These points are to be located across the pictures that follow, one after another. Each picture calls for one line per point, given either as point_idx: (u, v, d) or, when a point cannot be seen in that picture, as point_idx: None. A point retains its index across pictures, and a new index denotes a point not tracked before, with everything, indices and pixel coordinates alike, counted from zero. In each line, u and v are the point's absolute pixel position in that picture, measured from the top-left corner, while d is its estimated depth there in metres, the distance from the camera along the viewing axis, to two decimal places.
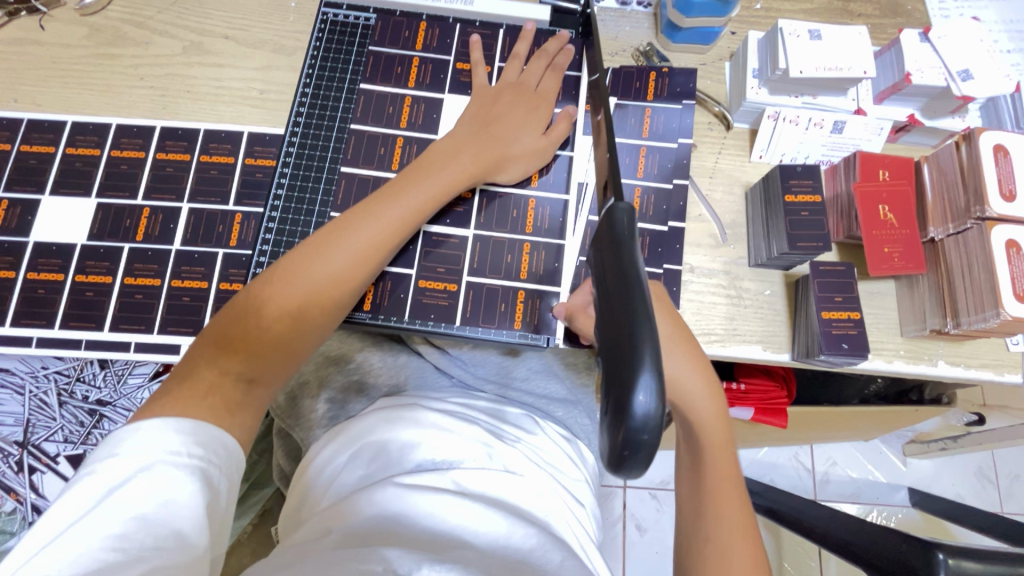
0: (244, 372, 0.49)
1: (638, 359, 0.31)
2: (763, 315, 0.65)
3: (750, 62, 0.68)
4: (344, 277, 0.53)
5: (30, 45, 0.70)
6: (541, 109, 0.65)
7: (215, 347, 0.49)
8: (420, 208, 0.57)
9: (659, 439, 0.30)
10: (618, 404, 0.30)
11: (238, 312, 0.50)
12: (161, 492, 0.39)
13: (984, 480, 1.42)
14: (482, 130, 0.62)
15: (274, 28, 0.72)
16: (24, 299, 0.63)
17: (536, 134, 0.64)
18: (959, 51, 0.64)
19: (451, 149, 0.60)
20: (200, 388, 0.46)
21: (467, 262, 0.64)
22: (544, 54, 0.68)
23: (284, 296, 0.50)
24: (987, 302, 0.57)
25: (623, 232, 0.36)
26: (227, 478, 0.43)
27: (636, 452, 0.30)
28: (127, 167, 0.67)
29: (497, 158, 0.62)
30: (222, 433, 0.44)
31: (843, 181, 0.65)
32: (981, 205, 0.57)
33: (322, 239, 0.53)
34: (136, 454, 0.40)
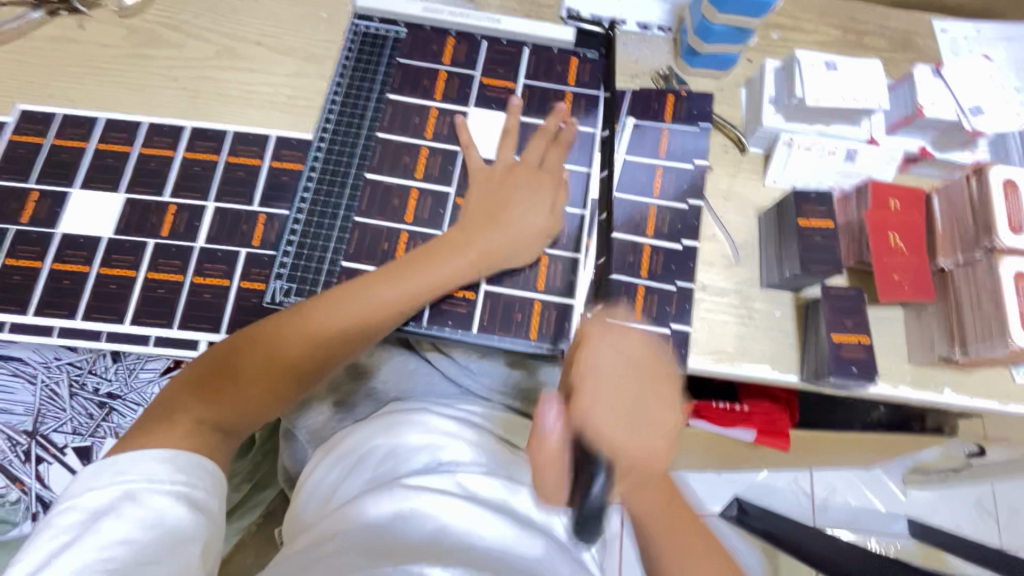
0: (212, 419, 0.53)
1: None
2: (773, 336, 0.66)
3: (766, 89, 0.70)
4: (320, 351, 0.56)
5: (68, 43, 0.72)
6: (548, 184, 0.67)
7: (199, 383, 0.54)
8: (403, 298, 0.59)
9: (600, 512, 0.43)
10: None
11: (226, 351, 0.55)
12: (145, 516, 0.44)
13: (983, 512, 1.41)
14: (489, 215, 0.64)
15: (305, 37, 0.74)
16: (48, 289, 0.64)
17: (542, 218, 0.65)
18: (971, 88, 0.66)
19: (457, 241, 0.62)
20: (176, 425, 0.51)
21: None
22: (547, 131, 0.69)
23: (266, 358, 0.55)
24: (994, 331, 0.58)
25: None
26: (213, 496, 0.49)
27: (590, 523, 0.44)
28: (156, 165, 0.69)
29: (496, 253, 0.63)
30: (200, 459, 0.50)
31: (855, 209, 0.66)
32: (989, 236, 0.59)
33: (316, 309, 0.56)
34: (119, 481, 0.46)
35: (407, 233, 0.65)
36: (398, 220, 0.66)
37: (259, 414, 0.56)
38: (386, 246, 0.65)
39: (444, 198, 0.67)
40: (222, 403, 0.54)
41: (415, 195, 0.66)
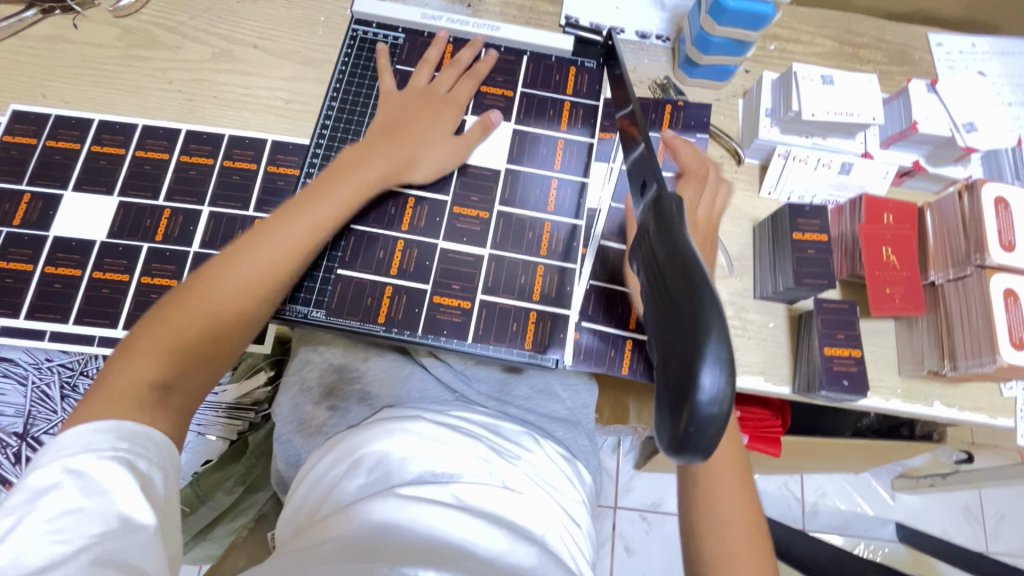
0: (159, 378, 0.46)
1: (707, 326, 0.25)
2: (766, 347, 0.67)
3: (764, 101, 0.71)
4: (262, 274, 0.53)
5: (62, 43, 0.72)
6: (451, 108, 0.68)
7: (125, 353, 0.47)
8: (326, 214, 0.57)
9: (730, 416, 0.25)
10: (684, 372, 0.25)
11: (144, 321, 0.49)
12: (92, 488, 0.39)
13: (970, 518, 1.43)
14: (392, 139, 0.63)
15: (302, 40, 0.74)
16: (40, 293, 0.63)
17: (447, 135, 0.66)
18: (964, 105, 0.67)
19: (357, 156, 0.62)
20: (112, 394, 0.44)
21: (482, 280, 0.65)
22: (459, 64, 0.70)
23: (200, 300, 0.50)
24: (985, 348, 0.58)
25: (672, 211, 0.31)
26: (163, 463, 0.43)
27: (703, 432, 0.25)
28: (150, 168, 0.68)
29: (405, 159, 0.64)
30: (145, 426, 0.43)
31: (848, 221, 0.67)
32: (981, 253, 0.59)
33: (240, 244, 0.53)
34: (63, 456, 0.40)
35: (404, 240, 0.65)
36: (394, 228, 0.66)
37: (208, 368, 0.49)
38: (382, 255, 0.65)
39: (441, 207, 0.67)
40: (159, 356, 0.47)
41: (412, 203, 0.66)
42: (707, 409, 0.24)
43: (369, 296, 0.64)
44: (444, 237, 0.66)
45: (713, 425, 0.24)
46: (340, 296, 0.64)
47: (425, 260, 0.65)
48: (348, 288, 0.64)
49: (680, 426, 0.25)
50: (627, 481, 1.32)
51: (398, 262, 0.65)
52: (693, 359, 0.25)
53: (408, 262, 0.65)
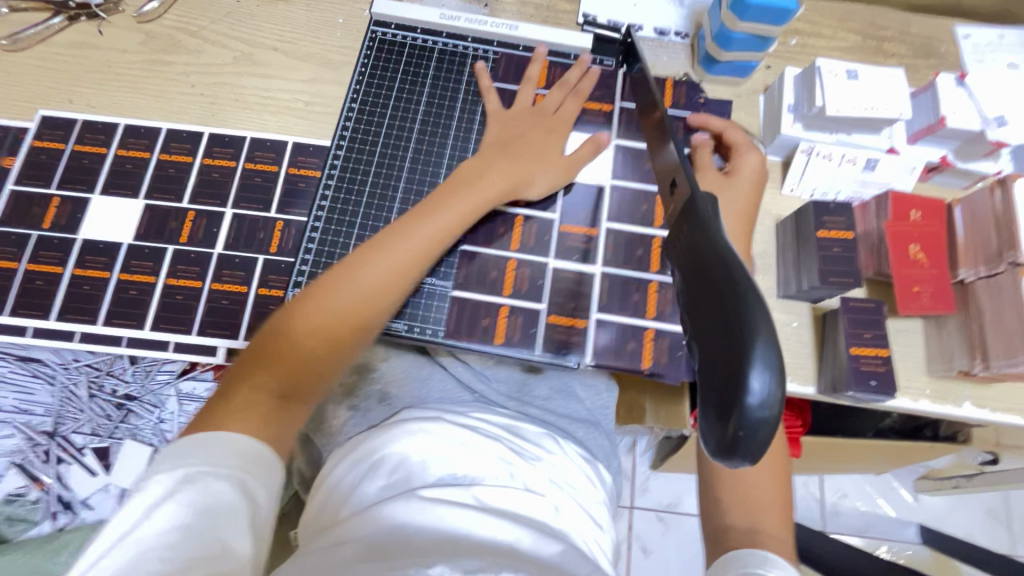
0: (281, 388, 0.50)
1: (751, 325, 0.24)
2: (789, 346, 0.66)
3: (786, 97, 0.70)
4: (378, 295, 0.54)
5: (88, 49, 0.73)
6: (558, 130, 0.66)
7: (259, 360, 0.51)
8: (434, 238, 0.57)
9: (780, 420, 0.24)
10: (732, 373, 0.24)
11: (276, 329, 0.52)
12: (200, 500, 0.41)
13: (995, 521, 1.40)
14: (510, 154, 0.62)
15: (322, 42, 0.74)
16: (69, 294, 0.65)
17: (559, 156, 0.64)
18: (994, 98, 0.65)
19: (477, 170, 0.61)
20: (237, 402, 0.48)
21: (596, 298, 0.63)
22: (565, 84, 0.69)
23: (320, 320, 0.52)
24: (1018, 347, 0.57)
25: (706, 210, 0.31)
26: (266, 488, 0.45)
27: (753, 436, 0.24)
28: (174, 171, 0.69)
29: (522, 175, 0.62)
30: (260, 445, 0.46)
31: (874, 219, 0.66)
32: (1013, 250, 0.58)
33: (359, 259, 0.55)
34: (180, 467, 0.42)
35: (516, 261, 0.63)
36: (505, 247, 0.64)
37: (318, 377, 0.52)
38: (495, 275, 0.63)
39: (551, 224, 0.64)
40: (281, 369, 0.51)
41: (521, 222, 0.64)
42: (756, 410, 0.23)
43: (485, 317, 0.62)
44: (556, 256, 0.64)
45: (761, 429, 0.24)
46: (456, 319, 0.62)
47: (537, 279, 0.63)
48: (464, 309, 0.62)
49: (728, 431, 0.24)
50: (644, 481, 1.31)
51: (512, 282, 0.63)
52: (737, 359, 0.24)
53: (522, 282, 0.63)
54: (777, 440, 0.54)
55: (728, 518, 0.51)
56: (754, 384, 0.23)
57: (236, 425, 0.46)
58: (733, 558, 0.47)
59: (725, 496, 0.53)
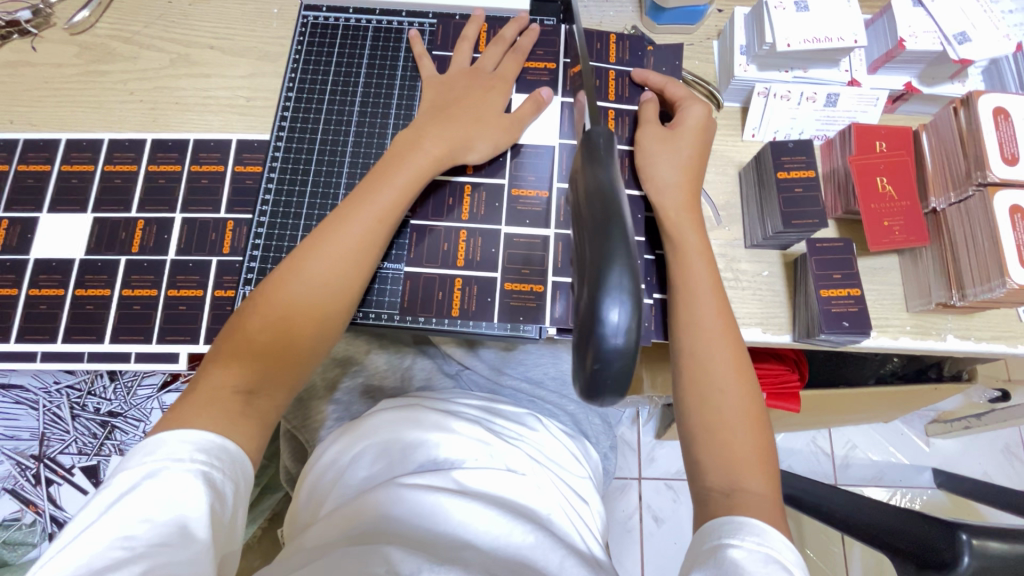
0: (243, 383, 0.49)
1: (608, 272, 0.32)
2: (761, 296, 0.64)
3: (737, 39, 0.67)
4: (332, 277, 0.53)
5: (23, 67, 0.72)
6: (497, 88, 0.63)
7: (220, 354, 0.50)
8: (384, 216, 0.55)
9: (633, 350, 0.32)
10: (595, 316, 0.32)
11: (235, 324, 0.52)
12: (162, 496, 0.41)
13: (1012, 457, 1.38)
14: (446, 117, 0.60)
15: (258, 35, 0.73)
16: (27, 315, 0.64)
17: (498, 114, 0.62)
18: (954, 14, 0.62)
19: (412, 139, 0.58)
20: (201, 398, 0.47)
21: (551, 262, 0.61)
22: (502, 40, 0.66)
23: (272, 309, 0.51)
24: (993, 271, 0.54)
25: (598, 151, 0.37)
26: (234, 481, 0.45)
27: (608, 367, 0.32)
28: (120, 181, 0.68)
29: (461, 139, 0.59)
30: (224, 439, 0.46)
31: (839, 155, 0.63)
32: (982, 170, 0.55)
33: (308, 244, 0.54)
34: (145, 462, 0.42)
35: (467, 231, 0.62)
36: (454, 219, 0.62)
37: (282, 370, 0.51)
38: (446, 247, 0.62)
39: (500, 190, 0.63)
40: (244, 363, 0.50)
41: (469, 191, 0.63)
42: (610, 347, 0.32)
43: (440, 291, 0.61)
44: (508, 222, 0.62)
45: (613, 364, 0.32)
46: (411, 296, 0.60)
47: (490, 248, 0.62)
48: (417, 285, 0.61)
49: (589, 366, 0.33)
50: (650, 451, 1.30)
51: (464, 253, 0.61)
52: (600, 304, 0.32)
53: (474, 252, 0.61)
54: (752, 389, 0.52)
55: (709, 479, 0.49)
56: (609, 319, 0.32)
57: (200, 420, 0.46)
58: (710, 526, 0.46)
59: (704, 458, 0.50)
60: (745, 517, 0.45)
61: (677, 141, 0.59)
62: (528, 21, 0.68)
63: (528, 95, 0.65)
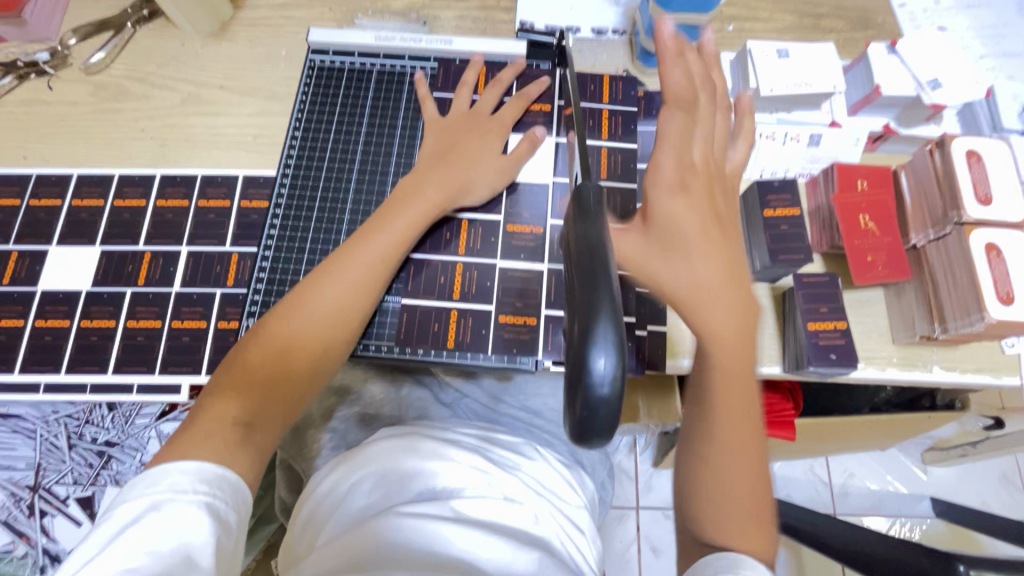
0: (244, 415, 0.50)
1: (596, 324, 0.34)
2: (752, 328, 0.65)
3: (723, 82, 0.70)
4: (335, 311, 0.55)
5: (39, 105, 0.74)
6: (495, 131, 0.66)
7: (221, 385, 0.51)
8: (388, 252, 0.58)
9: (619, 398, 0.34)
10: (581, 363, 0.34)
11: (239, 356, 0.53)
12: (164, 525, 0.42)
13: (1010, 486, 1.37)
14: (444, 161, 0.63)
15: (267, 76, 0.76)
16: (32, 346, 0.65)
17: (495, 156, 0.65)
18: (927, 61, 0.66)
19: (415, 181, 0.61)
20: (201, 430, 0.48)
21: (545, 295, 0.63)
22: (499, 84, 0.69)
23: (276, 341, 0.53)
24: (971, 306, 0.56)
25: (587, 207, 0.38)
26: (235, 510, 0.46)
27: (596, 413, 0.34)
28: (129, 215, 0.70)
29: (461, 181, 0.62)
30: (224, 469, 0.46)
31: (823, 193, 0.66)
32: (957, 209, 0.58)
33: (314, 278, 0.56)
34: (148, 493, 0.43)
35: (463, 264, 0.64)
36: (452, 253, 0.64)
37: (283, 401, 0.52)
38: (443, 280, 0.63)
39: (496, 226, 0.65)
40: (245, 394, 0.51)
41: (465, 227, 0.65)
42: (598, 395, 0.33)
43: (435, 323, 0.62)
44: (502, 256, 0.64)
45: (600, 409, 0.34)
46: (407, 327, 0.62)
47: (485, 281, 0.64)
48: (413, 317, 0.62)
49: (577, 411, 0.34)
50: (647, 481, 1.29)
51: (459, 285, 0.63)
52: (585, 353, 0.34)
53: (469, 285, 0.63)
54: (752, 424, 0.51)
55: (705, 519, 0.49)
56: (597, 369, 0.33)
57: (199, 451, 0.46)
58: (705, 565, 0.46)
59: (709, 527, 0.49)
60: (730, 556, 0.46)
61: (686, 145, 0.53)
62: (524, 67, 0.72)
63: (524, 134, 0.68)
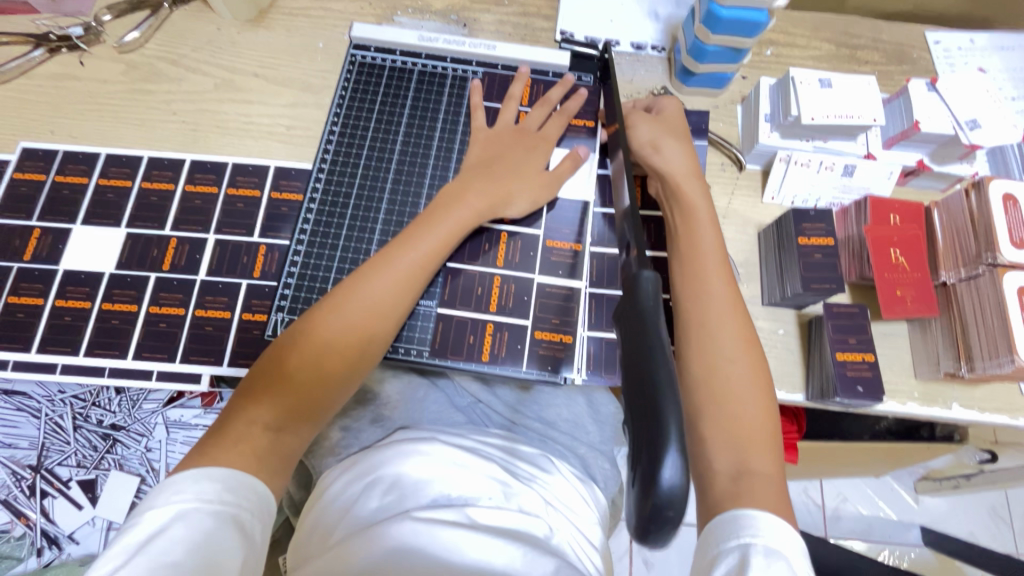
0: (274, 420, 0.50)
1: (662, 413, 0.28)
2: (776, 354, 0.66)
3: (762, 107, 0.70)
4: (368, 320, 0.54)
5: (69, 81, 0.73)
6: (542, 149, 0.67)
7: (253, 388, 0.51)
8: (423, 261, 0.57)
9: (685, 516, 0.27)
10: (642, 477, 0.27)
11: (272, 356, 0.53)
12: (190, 535, 0.41)
13: (998, 519, 1.39)
14: (489, 176, 0.63)
15: (303, 67, 0.75)
16: (51, 326, 0.64)
17: (539, 172, 0.65)
18: (966, 102, 0.66)
19: (457, 191, 0.61)
20: (232, 437, 0.48)
21: (583, 316, 0.63)
22: (547, 102, 0.70)
23: (308, 343, 0.53)
24: (1001, 347, 0.57)
25: (647, 295, 0.34)
26: (259, 520, 0.46)
27: (662, 527, 0.27)
28: (156, 199, 0.69)
29: (502, 196, 0.62)
30: (248, 477, 0.46)
31: (854, 224, 0.66)
32: (991, 251, 0.58)
33: (347, 284, 0.55)
34: (171, 502, 0.43)
35: (500, 276, 0.64)
36: (490, 263, 0.64)
37: (312, 410, 0.52)
38: (480, 292, 0.63)
39: (535, 240, 0.65)
40: (275, 398, 0.51)
41: (505, 239, 0.65)
42: (665, 494, 0.26)
43: (471, 335, 0.62)
44: (541, 271, 0.64)
45: (670, 513, 0.27)
46: (442, 338, 0.62)
47: (522, 295, 0.63)
48: (450, 327, 0.62)
49: (647, 506, 0.27)
50: None
51: (497, 298, 0.63)
52: (649, 459, 0.27)
53: (507, 299, 0.63)
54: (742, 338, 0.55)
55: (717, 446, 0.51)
56: (664, 472, 0.26)
57: (229, 459, 0.46)
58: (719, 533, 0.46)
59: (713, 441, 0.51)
60: (750, 510, 0.46)
61: (672, 126, 0.66)
62: (572, 84, 0.72)
63: (568, 151, 0.68)
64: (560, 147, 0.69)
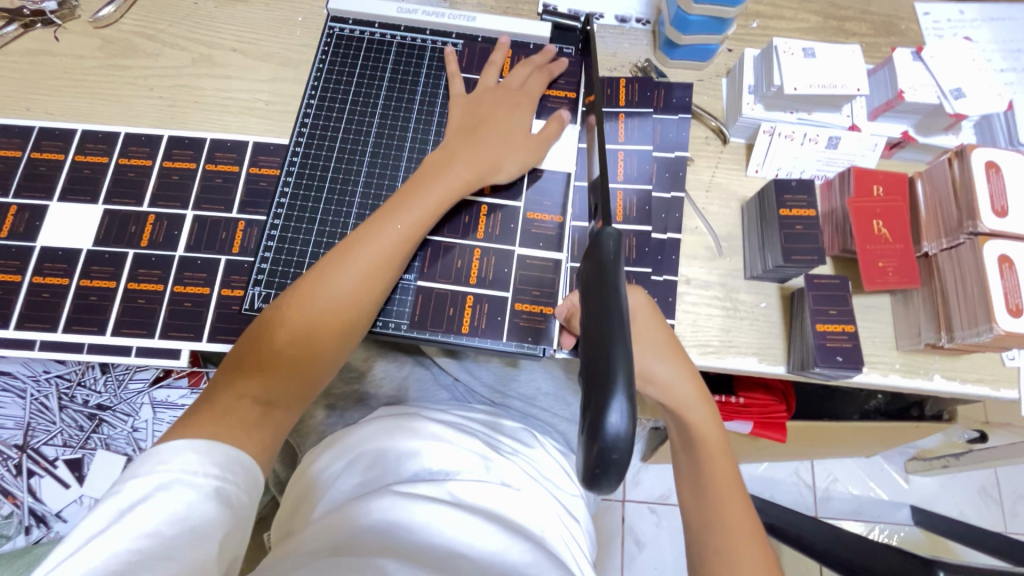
0: (263, 394, 0.50)
1: (612, 362, 0.30)
2: (758, 327, 0.65)
3: (746, 78, 0.70)
4: (356, 295, 0.54)
5: (43, 56, 0.72)
6: (524, 105, 0.66)
7: (239, 364, 0.51)
8: (408, 236, 0.57)
9: (630, 458, 0.29)
10: (592, 425, 0.30)
11: (257, 333, 0.53)
12: (172, 507, 0.41)
13: (988, 499, 1.40)
14: (472, 141, 0.62)
15: (282, 42, 0.74)
16: (29, 302, 0.64)
17: (525, 134, 0.64)
18: (951, 71, 0.65)
19: (443, 159, 0.61)
20: (218, 408, 0.48)
21: (562, 286, 0.63)
22: (529, 62, 0.69)
23: (295, 322, 0.52)
24: (980, 317, 0.57)
25: (609, 254, 0.35)
26: (246, 491, 0.45)
27: (608, 470, 0.30)
28: (133, 175, 0.68)
29: (489, 162, 0.62)
30: (237, 453, 0.46)
31: (838, 196, 0.65)
32: (973, 220, 0.58)
33: (330, 261, 0.55)
34: (155, 472, 0.42)
35: (481, 250, 0.63)
36: (470, 238, 0.64)
37: (302, 383, 0.53)
38: (460, 264, 0.63)
39: (516, 213, 0.65)
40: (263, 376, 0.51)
41: (485, 212, 0.64)
42: (610, 438, 0.29)
43: (451, 307, 0.62)
44: (521, 243, 0.64)
45: (614, 459, 0.29)
46: (421, 310, 0.61)
47: (502, 268, 0.63)
48: (430, 299, 0.62)
49: (594, 450, 0.29)
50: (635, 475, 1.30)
51: (477, 271, 0.63)
52: (597, 409, 0.29)
53: (487, 271, 0.63)
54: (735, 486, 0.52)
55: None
56: (609, 419, 0.29)
57: (215, 428, 0.47)
58: None
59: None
60: None
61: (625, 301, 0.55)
62: (555, 53, 0.71)
63: (547, 119, 0.68)
64: (539, 111, 0.69)
